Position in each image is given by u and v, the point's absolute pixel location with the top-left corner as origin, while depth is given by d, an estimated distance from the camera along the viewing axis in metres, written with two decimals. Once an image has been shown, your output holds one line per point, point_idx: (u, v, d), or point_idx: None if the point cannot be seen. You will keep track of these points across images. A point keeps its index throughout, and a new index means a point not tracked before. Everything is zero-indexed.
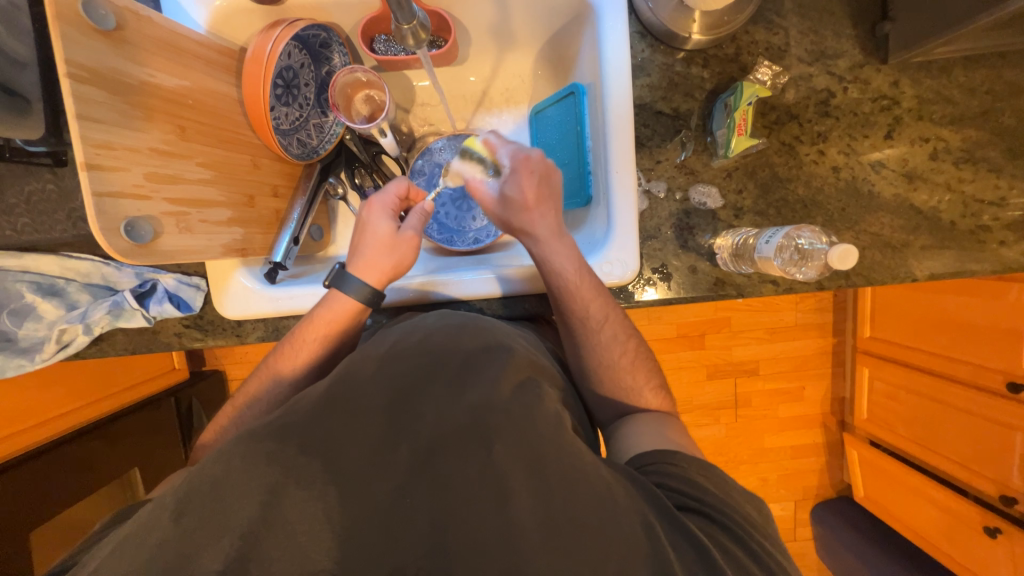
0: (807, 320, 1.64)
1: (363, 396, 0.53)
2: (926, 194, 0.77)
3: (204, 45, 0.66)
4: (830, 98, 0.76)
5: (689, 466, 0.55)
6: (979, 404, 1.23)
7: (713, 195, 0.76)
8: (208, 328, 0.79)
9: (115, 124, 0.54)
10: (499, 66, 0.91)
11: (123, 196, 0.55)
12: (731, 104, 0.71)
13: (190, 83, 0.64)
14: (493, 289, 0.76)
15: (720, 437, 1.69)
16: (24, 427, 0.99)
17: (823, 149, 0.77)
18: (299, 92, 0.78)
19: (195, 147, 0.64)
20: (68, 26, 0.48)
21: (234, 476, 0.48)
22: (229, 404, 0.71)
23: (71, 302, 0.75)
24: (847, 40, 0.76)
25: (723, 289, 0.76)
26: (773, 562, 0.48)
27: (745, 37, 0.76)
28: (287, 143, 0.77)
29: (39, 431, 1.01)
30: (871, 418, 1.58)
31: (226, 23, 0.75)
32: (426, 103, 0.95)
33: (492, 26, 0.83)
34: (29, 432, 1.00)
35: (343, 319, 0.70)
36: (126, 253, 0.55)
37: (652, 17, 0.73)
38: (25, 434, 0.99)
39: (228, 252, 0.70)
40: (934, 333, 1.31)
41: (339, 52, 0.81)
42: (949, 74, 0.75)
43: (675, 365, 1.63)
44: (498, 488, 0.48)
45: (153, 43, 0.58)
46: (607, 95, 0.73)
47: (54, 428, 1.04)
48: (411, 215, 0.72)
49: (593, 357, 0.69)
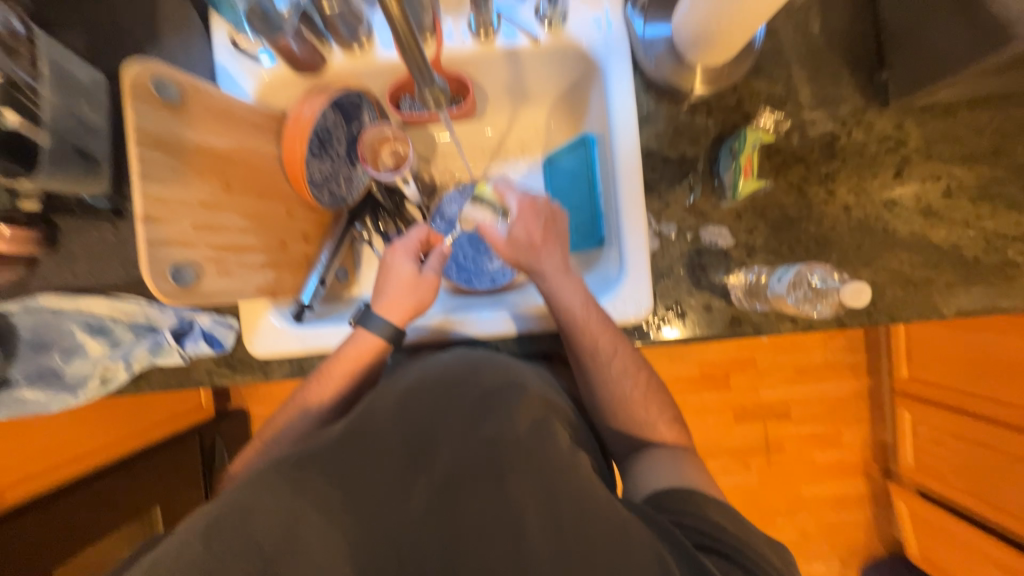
0: (837, 359, 1.58)
1: (383, 431, 0.54)
2: (943, 231, 0.76)
3: (250, 111, 0.75)
4: (835, 141, 0.78)
5: (707, 504, 0.54)
6: None
7: (724, 235, 0.78)
8: (236, 366, 0.83)
9: (170, 180, 0.60)
10: (515, 119, 0.98)
11: (172, 244, 0.60)
12: (736, 148, 0.74)
13: (236, 143, 0.71)
14: (510, 328, 0.77)
15: (752, 485, 1.60)
16: (57, 462, 1.04)
17: (832, 189, 0.78)
18: (332, 147, 0.84)
19: (237, 199, 0.71)
20: (140, 100, 0.56)
21: (257, 507, 0.49)
22: (253, 438, 0.73)
23: (116, 340, 0.80)
24: (847, 86, 0.79)
25: (739, 327, 0.76)
26: None
27: (746, 87, 0.80)
28: (319, 194, 0.83)
29: (73, 466, 1.06)
30: (917, 466, 1.47)
31: (270, 91, 0.84)
32: (447, 154, 1.02)
33: (508, 85, 0.90)
34: (64, 467, 1.05)
35: (366, 356, 0.72)
36: (169, 295, 0.60)
37: (655, 73, 0.78)
38: (60, 470, 1.04)
39: (259, 293, 0.75)
40: (978, 373, 1.24)
41: (368, 111, 0.87)
42: (954, 115, 0.77)
43: (698, 406, 1.58)
44: (511, 519, 0.49)
45: (208, 110, 0.66)
46: (616, 144, 0.77)
47: (87, 463, 1.09)
48: (432, 257, 0.76)
49: (608, 393, 0.69)
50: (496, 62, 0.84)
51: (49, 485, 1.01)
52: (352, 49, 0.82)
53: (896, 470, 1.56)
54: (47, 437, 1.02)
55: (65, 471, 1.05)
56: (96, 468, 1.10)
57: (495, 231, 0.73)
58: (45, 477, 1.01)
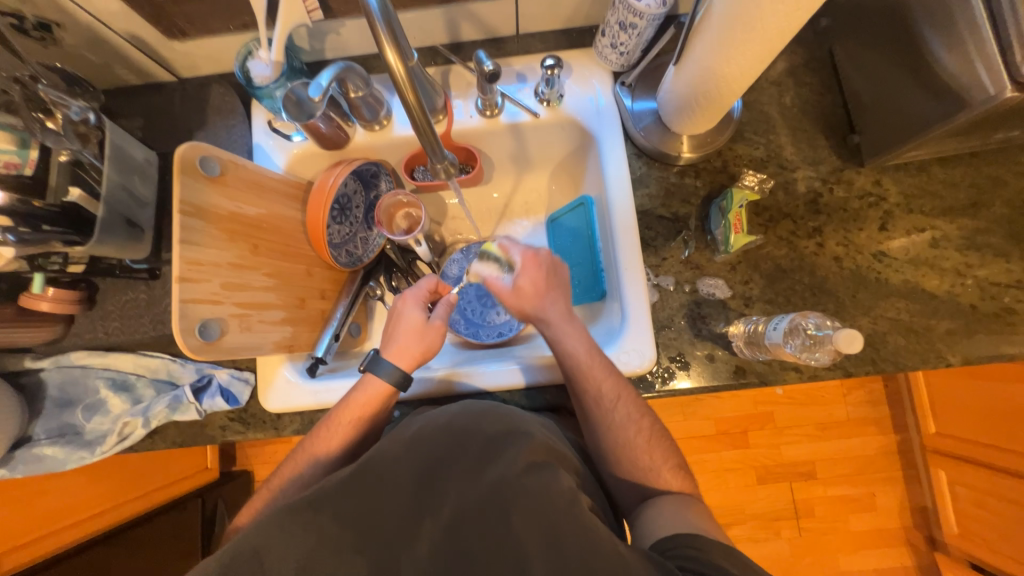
0: (857, 414, 1.53)
1: (390, 479, 0.55)
2: (936, 279, 0.79)
3: (281, 183, 0.83)
4: (818, 197, 0.83)
5: (713, 550, 0.52)
6: None
7: (721, 286, 0.81)
8: (249, 422, 0.85)
9: (206, 245, 0.67)
10: (518, 184, 1.06)
11: (201, 302, 0.65)
12: (725, 207, 0.80)
13: (265, 211, 0.79)
14: (516, 379, 0.79)
15: (783, 555, 1.49)
16: (36, 536, 1.00)
17: (821, 241, 0.82)
18: (351, 213, 0.92)
19: (263, 260, 0.77)
20: (186, 176, 0.65)
21: (263, 556, 0.50)
22: (264, 487, 0.73)
23: (137, 396, 0.84)
24: (824, 149, 0.85)
25: (744, 377, 0.77)
26: None
27: (729, 152, 0.87)
28: (337, 254, 0.89)
29: (57, 538, 1.03)
30: (963, 533, 1.36)
31: (298, 164, 0.94)
32: (456, 217, 1.09)
33: (511, 154, 0.99)
34: (42, 543, 1.01)
35: (376, 401, 0.74)
36: (196, 350, 0.65)
37: (645, 142, 0.85)
38: (40, 544, 1.01)
39: (277, 347, 0.79)
40: (1009, 425, 1.18)
41: (386, 180, 0.98)
42: (928, 172, 0.82)
43: (717, 466, 1.52)
44: (515, 569, 0.48)
45: (244, 183, 0.75)
46: (613, 204, 0.83)
47: (73, 534, 1.06)
48: (439, 304, 0.80)
49: (613, 439, 0.69)
50: (500, 134, 0.93)
51: (24, 562, 0.97)
52: (373, 127, 0.92)
53: (939, 537, 1.44)
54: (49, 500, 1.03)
55: (44, 544, 1.01)
56: (81, 539, 1.07)
57: (501, 281, 0.76)
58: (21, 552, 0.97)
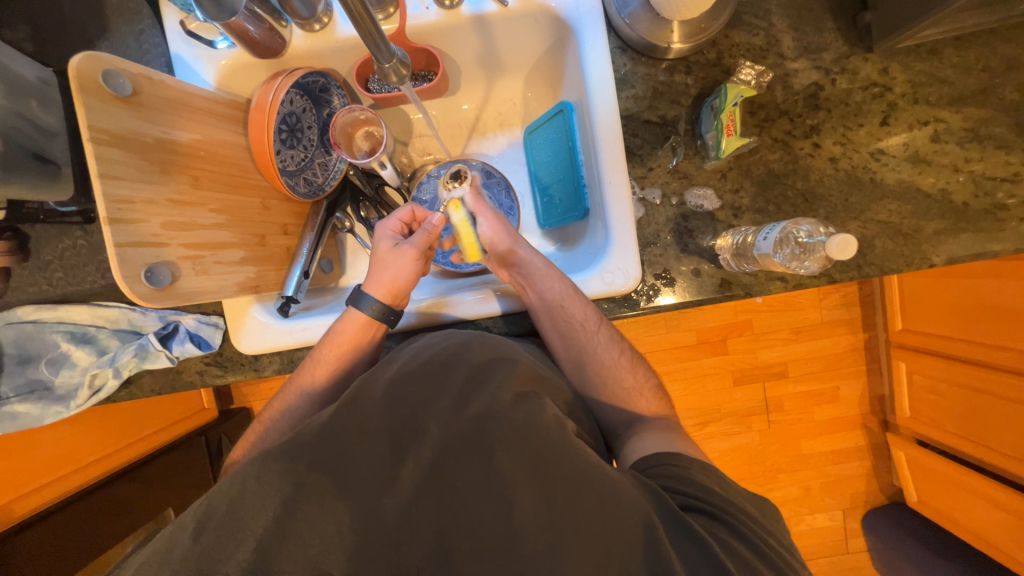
0: (833, 316, 1.59)
1: (372, 416, 0.54)
2: (932, 177, 0.75)
3: (213, 101, 0.72)
4: (819, 91, 0.76)
5: (691, 466, 0.57)
6: (1014, 388, 1.16)
7: (710, 196, 0.76)
8: (227, 364, 0.82)
9: (134, 179, 0.58)
10: (490, 92, 0.95)
11: (143, 245, 0.59)
12: (717, 106, 0.72)
13: (201, 136, 0.69)
14: (493, 308, 0.77)
15: (753, 445, 1.62)
16: (22, 493, 0.95)
17: (818, 141, 0.76)
18: (302, 135, 0.82)
19: (208, 194, 0.68)
20: (89, 95, 0.54)
21: (248, 496, 0.50)
22: (257, 422, 0.74)
23: (102, 347, 0.79)
24: (830, 33, 0.76)
25: (729, 290, 0.75)
26: (781, 560, 0.49)
27: (725, 41, 0.77)
28: (293, 184, 0.80)
29: (45, 493, 0.99)
30: (914, 415, 1.50)
31: (233, 78, 0.81)
32: (423, 134, 0.99)
33: (478, 56, 0.87)
34: (29, 497, 0.96)
35: (356, 335, 0.72)
36: (146, 297, 0.59)
37: (629, 32, 0.75)
38: (27, 500, 0.95)
39: (243, 289, 0.73)
40: (974, 320, 1.22)
41: (338, 95, 0.86)
42: (940, 55, 0.75)
43: (697, 372, 1.59)
44: (501, 492, 0.49)
45: (166, 103, 0.64)
46: (594, 110, 0.75)
47: (63, 487, 1.02)
48: (417, 233, 0.74)
49: (596, 362, 0.72)
50: (464, 30, 0.80)
51: (10, 520, 0.92)
52: (312, 27, 0.78)
53: (893, 421, 1.59)
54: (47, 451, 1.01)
55: (34, 499, 0.97)
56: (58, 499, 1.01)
57: (485, 216, 0.74)
58: (11, 508, 0.92)
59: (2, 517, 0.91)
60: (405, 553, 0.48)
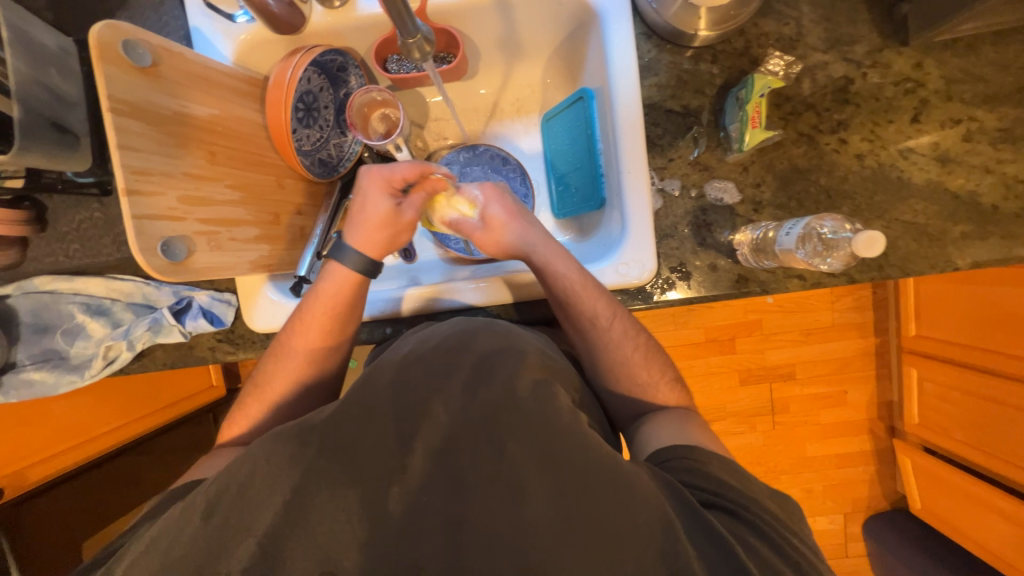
0: (846, 319, 1.56)
1: (383, 400, 0.54)
2: (961, 177, 0.73)
3: (232, 77, 0.71)
4: (849, 85, 0.74)
5: (711, 461, 0.56)
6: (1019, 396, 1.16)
7: (730, 190, 0.75)
8: (239, 342, 0.82)
9: (153, 152, 0.58)
10: (509, 77, 0.94)
11: (159, 218, 0.58)
12: (742, 97, 0.71)
13: (219, 111, 0.68)
14: (505, 294, 0.77)
15: (756, 445, 1.61)
16: (43, 458, 1.00)
17: (844, 137, 0.74)
18: (319, 114, 0.81)
19: (224, 170, 0.68)
20: (110, 65, 0.53)
21: (259, 476, 0.50)
22: (251, 383, 0.73)
23: (116, 320, 0.80)
24: (862, 24, 0.74)
25: (746, 286, 0.74)
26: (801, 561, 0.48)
27: (753, 30, 0.75)
28: (308, 163, 0.80)
29: (64, 459, 1.04)
30: (922, 422, 1.48)
31: (250, 54, 0.80)
32: (439, 118, 0.98)
33: (499, 38, 0.85)
34: (47, 463, 1.01)
35: (344, 291, 0.72)
36: (163, 271, 0.59)
37: (656, 17, 0.73)
38: (46, 465, 1.01)
39: (255, 268, 0.73)
40: (991, 328, 1.20)
41: (355, 75, 0.85)
42: (978, 52, 0.72)
43: (704, 370, 1.58)
44: (513, 483, 0.49)
45: (186, 76, 0.63)
46: (615, 98, 0.73)
47: (82, 453, 1.07)
48: (417, 194, 0.75)
49: (608, 357, 0.70)
50: (486, 11, 0.78)
51: (27, 483, 0.99)
52: (332, 3, 0.77)
53: (901, 428, 1.57)
54: (57, 422, 1.00)
55: (50, 466, 1.02)
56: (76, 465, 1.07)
57: (472, 223, 0.77)
58: (28, 473, 0.99)
59: (19, 481, 0.98)
60: (415, 540, 0.47)
